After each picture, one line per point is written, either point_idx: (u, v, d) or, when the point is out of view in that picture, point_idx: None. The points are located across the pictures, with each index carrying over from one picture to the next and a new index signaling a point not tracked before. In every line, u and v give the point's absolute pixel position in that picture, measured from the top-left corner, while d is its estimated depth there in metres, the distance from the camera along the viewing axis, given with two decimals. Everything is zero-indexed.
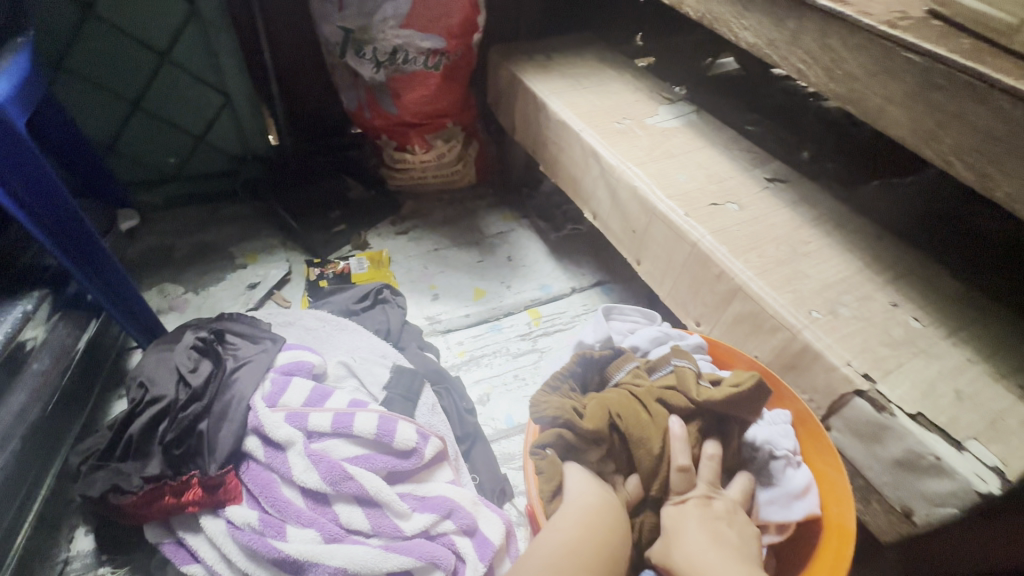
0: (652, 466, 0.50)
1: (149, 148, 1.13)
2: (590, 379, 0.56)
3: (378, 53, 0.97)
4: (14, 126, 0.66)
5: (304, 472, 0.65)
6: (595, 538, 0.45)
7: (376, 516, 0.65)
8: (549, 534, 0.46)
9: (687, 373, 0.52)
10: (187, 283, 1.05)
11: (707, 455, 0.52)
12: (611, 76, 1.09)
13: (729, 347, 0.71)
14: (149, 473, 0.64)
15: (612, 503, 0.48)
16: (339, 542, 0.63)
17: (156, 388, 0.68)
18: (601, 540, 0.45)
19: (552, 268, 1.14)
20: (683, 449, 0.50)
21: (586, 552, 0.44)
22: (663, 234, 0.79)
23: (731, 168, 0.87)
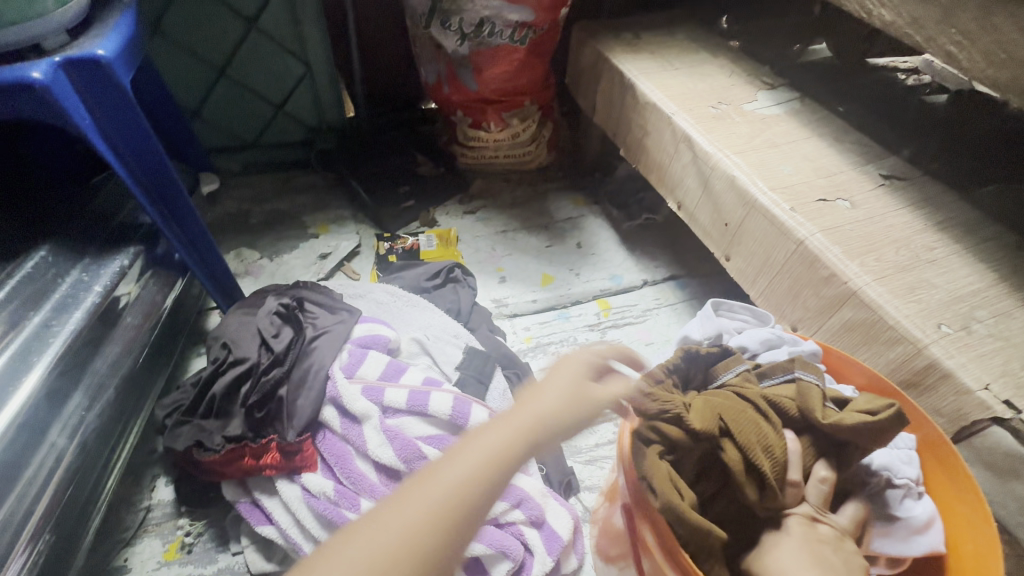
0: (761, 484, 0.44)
1: (232, 114, 1.15)
2: (694, 377, 0.52)
3: (464, 24, 0.94)
4: (120, 84, 0.67)
5: (378, 447, 0.64)
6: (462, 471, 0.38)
7: None
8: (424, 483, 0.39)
9: (813, 390, 0.47)
10: (262, 249, 1.07)
11: (818, 478, 0.47)
12: (704, 58, 1.02)
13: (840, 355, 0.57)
14: (231, 433, 0.65)
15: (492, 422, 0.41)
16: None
17: (240, 350, 0.69)
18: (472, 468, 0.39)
19: (624, 259, 1.09)
20: (796, 463, 0.46)
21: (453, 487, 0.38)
22: (763, 229, 0.73)
23: (841, 162, 0.80)
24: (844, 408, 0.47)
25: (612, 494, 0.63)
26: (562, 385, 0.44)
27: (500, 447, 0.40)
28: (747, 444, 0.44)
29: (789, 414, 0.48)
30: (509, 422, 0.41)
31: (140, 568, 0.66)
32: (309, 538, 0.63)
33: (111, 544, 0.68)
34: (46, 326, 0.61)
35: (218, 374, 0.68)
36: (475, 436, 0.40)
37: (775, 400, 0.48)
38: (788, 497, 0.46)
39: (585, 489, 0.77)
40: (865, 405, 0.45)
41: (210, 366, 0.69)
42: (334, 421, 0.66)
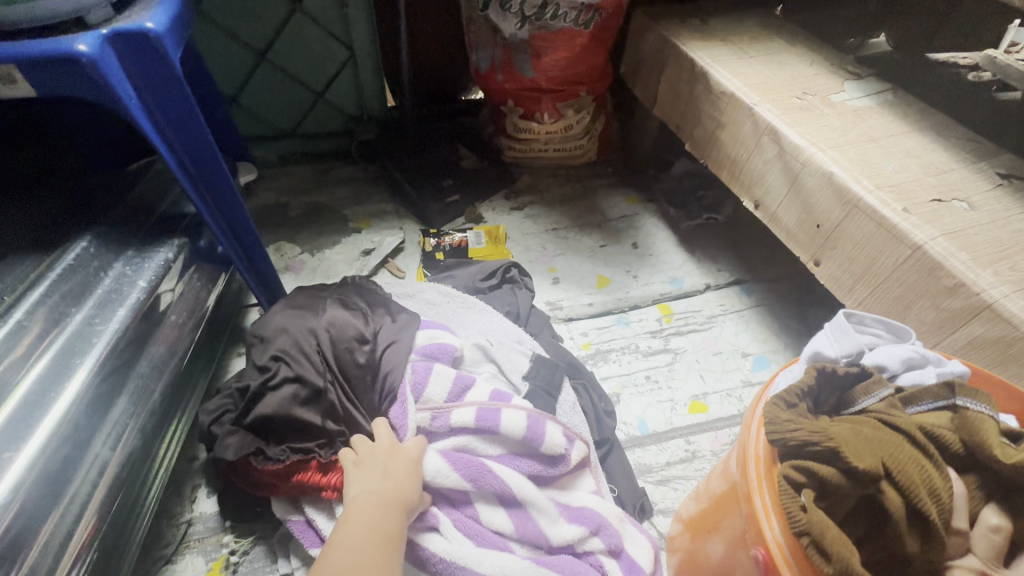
0: (930, 536, 0.37)
1: (272, 102, 1.10)
2: (829, 399, 0.45)
3: (525, 6, 0.88)
4: (170, 61, 0.62)
5: (438, 471, 0.58)
6: (367, 536, 0.48)
7: (521, 517, 0.58)
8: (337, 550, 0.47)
9: (985, 421, 0.40)
10: (303, 243, 1.01)
11: (988, 525, 0.40)
12: (780, 46, 0.95)
13: (987, 375, 0.49)
14: (299, 445, 0.60)
15: (366, 496, 0.52)
16: (481, 543, 0.57)
17: (297, 368, 0.61)
18: (373, 531, 0.49)
19: (684, 261, 1.02)
20: (962, 508, 0.39)
21: (366, 547, 0.47)
22: (868, 231, 0.66)
23: (949, 158, 0.72)
24: (1022, 445, 0.40)
25: (699, 527, 0.57)
26: (384, 459, 0.56)
27: (365, 529, 0.49)
28: (913, 487, 0.38)
29: (950, 448, 0.41)
30: (367, 501, 0.52)
31: None
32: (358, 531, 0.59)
33: (151, 560, 0.63)
34: (89, 324, 0.56)
35: (268, 388, 0.61)
36: (338, 528, 0.49)
37: (934, 431, 0.41)
38: (951, 547, 0.39)
39: (658, 513, 0.71)
40: None
41: (259, 379, 0.61)
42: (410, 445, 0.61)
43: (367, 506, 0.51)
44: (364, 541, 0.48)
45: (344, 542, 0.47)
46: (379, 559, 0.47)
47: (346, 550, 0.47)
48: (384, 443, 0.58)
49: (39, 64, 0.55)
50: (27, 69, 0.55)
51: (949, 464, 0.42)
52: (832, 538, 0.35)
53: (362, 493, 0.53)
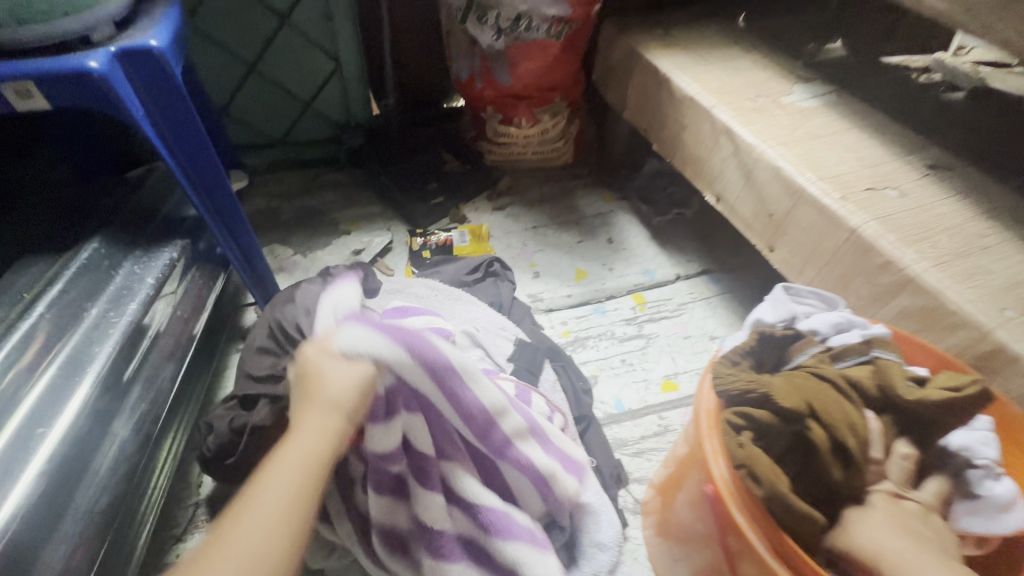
0: (847, 466, 0.44)
1: (261, 111, 1.15)
2: (768, 359, 0.52)
3: (500, 19, 0.95)
4: (174, 76, 0.67)
5: (364, 343, 0.50)
6: (266, 531, 0.40)
7: (462, 389, 0.57)
8: (229, 541, 0.39)
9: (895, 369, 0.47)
10: (295, 245, 1.06)
11: (900, 454, 0.48)
12: (736, 53, 1.02)
13: (907, 337, 0.56)
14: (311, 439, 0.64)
15: (292, 462, 0.43)
16: (421, 424, 0.57)
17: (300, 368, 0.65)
18: (277, 525, 0.40)
19: (656, 254, 1.09)
20: (878, 441, 0.47)
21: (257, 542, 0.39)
22: (812, 219, 0.74)
23: (884, 152, 0.80)
24: (925, 385, 0.48)
25: (666, 488, 0.64)
26: (313, 410, 0.47)
27: (265, 521, 0.40)
28: (834, 426, 0.44)
29: (869, 396, 0.48)
30: (283, 469, 0.43)
31: None
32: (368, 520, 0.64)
33: (163, 540, 0.67)
34: (104, 316, 0.60)
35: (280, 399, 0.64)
36: (238, 507, 0.41)
37: (855, 381, 0.48)
38: (869, 478, 0.47)
39: (634, 481, 0.77)
40: (948, 381, 0.47)
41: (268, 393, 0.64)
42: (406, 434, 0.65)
43: (282, 478, 0.42)
44: (258, 534, 0.39)
45: (239, 533, 0.39)
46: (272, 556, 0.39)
47: (233, 547, 0.38)
48: (328, 364, 0.48)
49: (55, 80, 0.60)
50: (44, 83, 0.60)
51: (869, 408, 0.49)
52: (762, 467, 0.43)
53: (289, 455, 0.44)
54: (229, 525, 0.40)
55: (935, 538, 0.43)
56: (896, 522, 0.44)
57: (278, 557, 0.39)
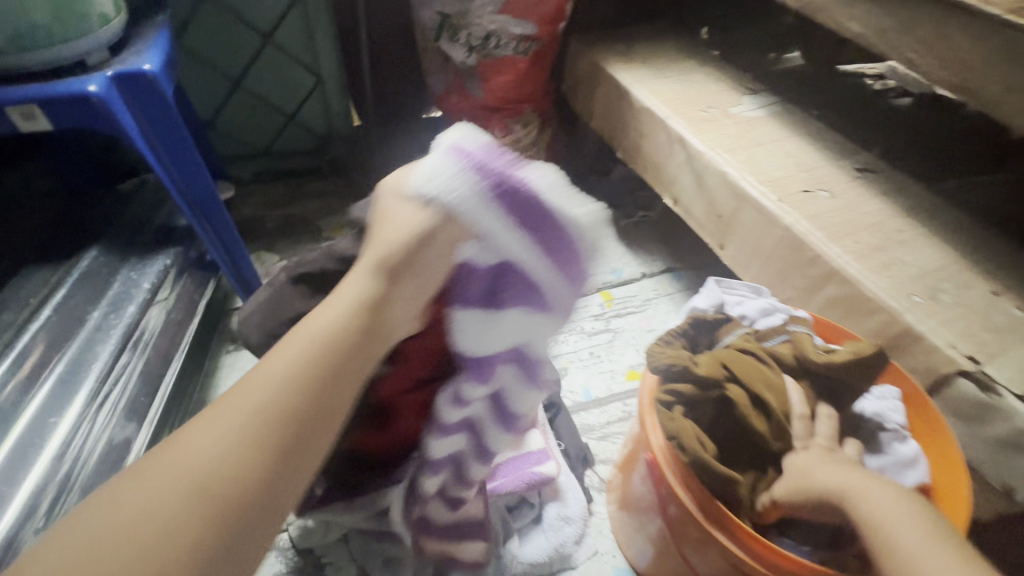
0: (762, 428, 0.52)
1: (246, 124, 1.21)
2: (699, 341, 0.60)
3: (471, 38, 1.02)
4: (165, 97, 0.73)
5: (447, 184, 0.45)
6: (253, 422, 0.37)
7: (568, 270, 0.49)
8: (230, 411, 0.38)
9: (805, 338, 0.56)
10: (280, 251, 1.12)
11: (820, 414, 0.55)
12: (692, 67, 1.10)
13: (829, 322, 0.68)
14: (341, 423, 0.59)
15: (342, 318, 0.43)
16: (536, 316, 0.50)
17: None
18: (269, 416, 0.38)
19: (623, 254, 1.17)
20: (798, 403, 0.54)
21: (245, 424, 0.37)
22: (754, 219, 0.81)
23: (820, 158, 0.88)
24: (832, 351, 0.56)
25: (626, 465, 0.70)
26: (358, 282, 0.45)
27: (264, 400, 0.38)
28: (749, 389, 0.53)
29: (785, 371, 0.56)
30: (298, 348, 0.41)
31: None
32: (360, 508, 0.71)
33: None
34: (106, 318, 0.67)
35: None
36: (251, 375, 0.40)
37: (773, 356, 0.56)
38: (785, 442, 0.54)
39: (599, 462, 0.84)
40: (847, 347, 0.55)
41: None
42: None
43: (298, 356, 0.41)
44: (250, 420, 0.37)
45: (236, 406, 0.38)
46: (256, 450, 0.37)
47: (223, 425, 0.37)
48: (402, 204, 0.47)
49: (56, 104, 0.66)
50: (47, 106, 0.66)
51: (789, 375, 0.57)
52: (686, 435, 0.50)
53: (322, 322, 0.43)
54: (231, 399, 0.39)
55: (877, 474, 0.48)
56: (842, 473, 0.48)
57: (255, 445, 0.37)
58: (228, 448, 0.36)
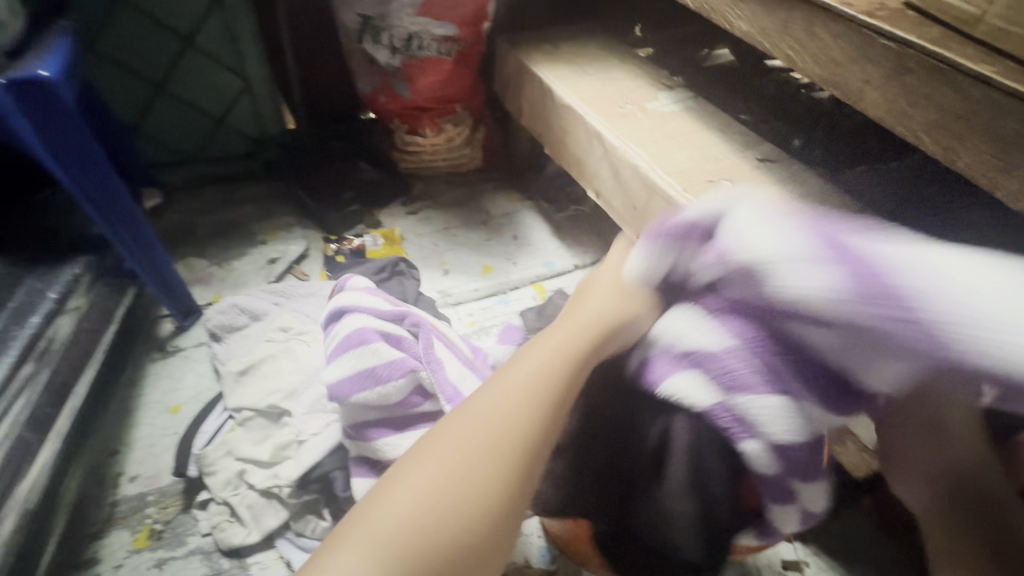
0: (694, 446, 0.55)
1: (173, 129, 1.18)
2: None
3: (394, 39, 1.04)
4: (67, 104, 0.71)
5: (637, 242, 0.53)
6: (529, 414, 0.42)
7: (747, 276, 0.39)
8: (503, 392, 0.43)
9: None
10: (211, 257, 1.11)
11: None
12: (614, 64, 1.14)
13: None
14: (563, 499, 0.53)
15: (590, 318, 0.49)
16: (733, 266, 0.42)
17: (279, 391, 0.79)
18: (531, 414, 0.42)
19: (557, 247, 1.19)
20: None
21: (507, 421, 0.41)
22: (664, 210, 0.86)
23: (726, 149, 0.93)
24: None
25: None
26: (600, 289, 0.52)
27: (526, 388, 0.43)
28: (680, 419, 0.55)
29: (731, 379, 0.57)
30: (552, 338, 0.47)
31: (110, 558, 0.71)
32: (285, 507, 0.73)
33: (80, 538, 0.72)
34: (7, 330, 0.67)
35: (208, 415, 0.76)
36: (516, 362, 0.46)
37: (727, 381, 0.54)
38: None
39: None
40: None
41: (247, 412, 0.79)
42: (317, 433, 0.75)
43: (550, 344, 0.46)
44: (515, 405, 0.42)
45: (506, 393, 0.43)
46: (514, 453, 0.40)
47: (498, 412, 0.41)
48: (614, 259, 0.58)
49: None
50: None
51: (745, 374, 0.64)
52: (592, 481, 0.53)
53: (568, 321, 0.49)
54: (508, 379, 0.44)
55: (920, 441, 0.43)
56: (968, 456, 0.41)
57: (541, 409, 0.42)
58: (486, 426, 0.40)
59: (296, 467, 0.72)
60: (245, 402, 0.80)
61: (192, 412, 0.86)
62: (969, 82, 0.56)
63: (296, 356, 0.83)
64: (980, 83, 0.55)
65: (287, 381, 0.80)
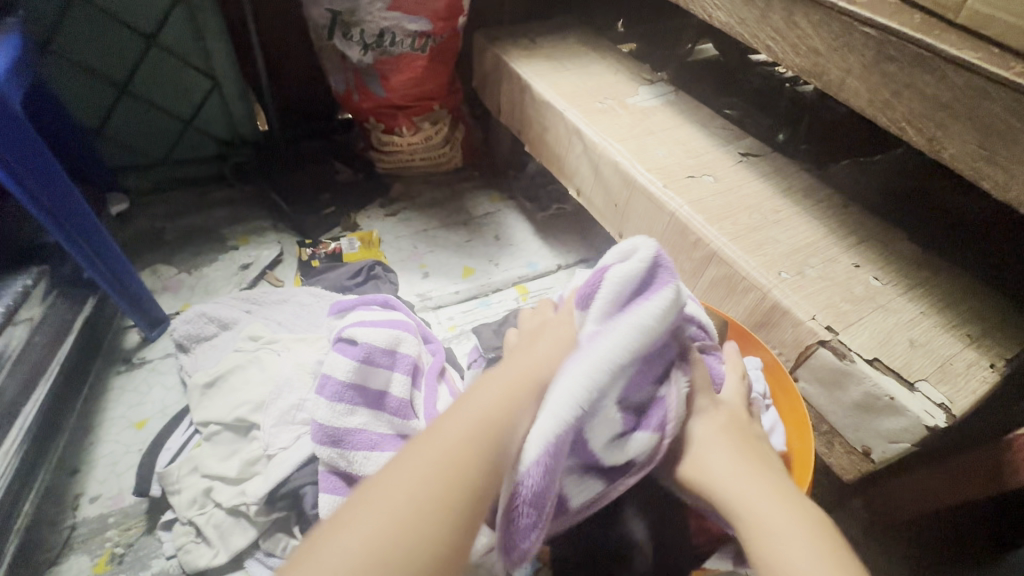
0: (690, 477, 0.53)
1: (138, 132, 1.13)
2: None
3: (365, 35, 1.00)
4: (14, 108, 0.66)
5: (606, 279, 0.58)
6: (477, 440, 0.42)
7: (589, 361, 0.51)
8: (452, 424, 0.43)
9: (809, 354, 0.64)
10: (179, 264, 1.08)
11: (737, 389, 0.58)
12: (594, 59, 1.11)
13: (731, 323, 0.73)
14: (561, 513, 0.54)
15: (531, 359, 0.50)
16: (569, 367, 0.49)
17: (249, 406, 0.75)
18: (478, 442, 0.42)
19: (539, 247, 1.16)
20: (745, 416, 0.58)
21: (458, 450, 0.41)
22: (644, 206, 0.83)
23: (707, 144, 0.91)
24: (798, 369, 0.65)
25: None
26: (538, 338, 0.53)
27: (471, 421, 0.43)
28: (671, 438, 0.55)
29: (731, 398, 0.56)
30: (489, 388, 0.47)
31: None
32: (253, 526, 0.69)
33: (34, 563, 0.69)
34: None
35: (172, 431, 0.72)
36: (462, 400, 0.46)
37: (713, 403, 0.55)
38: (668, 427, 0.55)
39: None
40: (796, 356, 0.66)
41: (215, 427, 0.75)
42: (286, 446, 0.71)
43: (489, 397, 0.45)
44: (465, 435, 0.42)
45: (454, 424, 0.43)
46: (466, 479, 0.39)
47: (447, 442, 0.41)
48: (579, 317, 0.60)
49: None
50: None
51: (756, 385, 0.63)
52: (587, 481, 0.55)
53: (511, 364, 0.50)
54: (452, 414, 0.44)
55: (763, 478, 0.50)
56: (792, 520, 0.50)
57: (487, 438, 0.42)
58: (438, 459, 0.40)
59: (264, 483, 0.69)
60: (212, 416, 0.76)
61: (157, 426, 0.82)
62: (952, 68, 0.54)
63: (266, 366, 0.80)
64: (962, 68, 0.53)
65: (256, 392, 0.76)
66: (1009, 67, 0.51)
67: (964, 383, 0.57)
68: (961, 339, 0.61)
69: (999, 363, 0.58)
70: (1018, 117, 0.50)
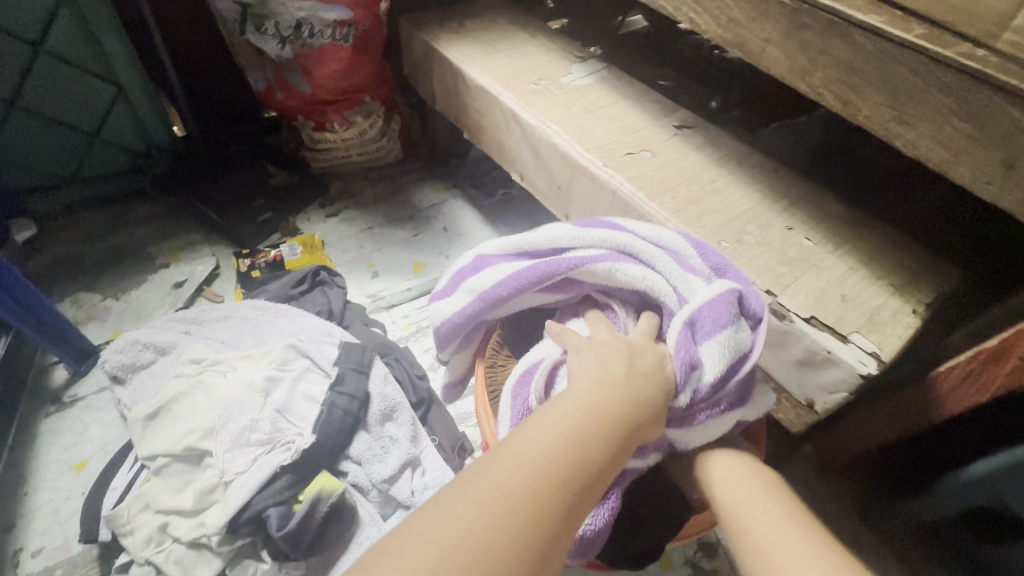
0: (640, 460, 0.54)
1: (35, 148, 1.02)
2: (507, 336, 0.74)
3: (281, 27, 0.94)
4: None
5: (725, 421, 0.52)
6: (563, 467, 0.38)
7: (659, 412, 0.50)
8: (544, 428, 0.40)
9: None
10: (104, 290, 1.01)
11: None
12: (524, 39, 1.09)
13: None
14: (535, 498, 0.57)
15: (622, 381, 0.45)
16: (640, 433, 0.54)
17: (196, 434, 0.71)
18: (567, 465, 0.38)
19: (488, 234, 1.15)
20: None
21: (541, 477, 0.37)
22: (587, 188, 0.84)
23: (643, 119, 0.92)
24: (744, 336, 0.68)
25: None
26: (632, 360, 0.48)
27: (558, 442, 0.39)
28: None
29: None
30: (571, 401, 0.43)
31: None
32: (218, 555, 0.66)
33: None
34: None
35: None
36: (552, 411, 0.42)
37: None
38: None
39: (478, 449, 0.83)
40: None
41: (162, 460, 0.71)
42: (243, 470, 0.69)
43: (563, 419, 0.41)
44: (549, 457, 0.38)
45: (541, 441, 0.39)
46: (546, 498, 0.36)
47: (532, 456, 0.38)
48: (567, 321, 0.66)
49: None
50: None
51: None
52: None
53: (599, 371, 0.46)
54: (536, 420, 0.41)
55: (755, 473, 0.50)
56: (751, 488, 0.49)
57: (562, 470, 0.38)
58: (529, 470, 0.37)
59: (224, 512, 0.66)
60: (159, 448, 0.72)
61: (99, 466, 0.77)
62: (861, 34, 0.56)
63: (211, 390, 0.76)
64: (870, 34, 0.55)
65: (203, 418, 0.73)
66: (909, 28, 0.53)
67: (891, 331, 0.60)
68: (888, 289, 0.65)
69: (920, 308, 0.63)
70: (921, 77, 0.53)
